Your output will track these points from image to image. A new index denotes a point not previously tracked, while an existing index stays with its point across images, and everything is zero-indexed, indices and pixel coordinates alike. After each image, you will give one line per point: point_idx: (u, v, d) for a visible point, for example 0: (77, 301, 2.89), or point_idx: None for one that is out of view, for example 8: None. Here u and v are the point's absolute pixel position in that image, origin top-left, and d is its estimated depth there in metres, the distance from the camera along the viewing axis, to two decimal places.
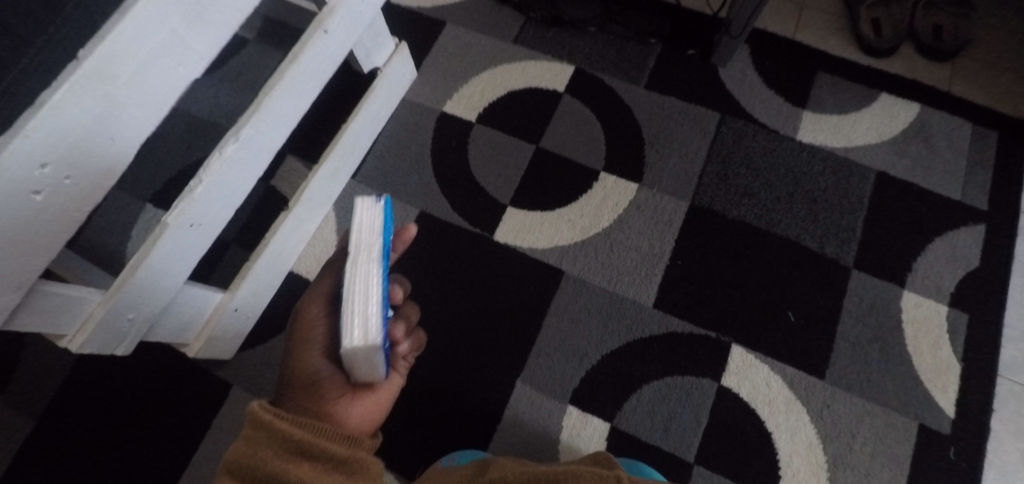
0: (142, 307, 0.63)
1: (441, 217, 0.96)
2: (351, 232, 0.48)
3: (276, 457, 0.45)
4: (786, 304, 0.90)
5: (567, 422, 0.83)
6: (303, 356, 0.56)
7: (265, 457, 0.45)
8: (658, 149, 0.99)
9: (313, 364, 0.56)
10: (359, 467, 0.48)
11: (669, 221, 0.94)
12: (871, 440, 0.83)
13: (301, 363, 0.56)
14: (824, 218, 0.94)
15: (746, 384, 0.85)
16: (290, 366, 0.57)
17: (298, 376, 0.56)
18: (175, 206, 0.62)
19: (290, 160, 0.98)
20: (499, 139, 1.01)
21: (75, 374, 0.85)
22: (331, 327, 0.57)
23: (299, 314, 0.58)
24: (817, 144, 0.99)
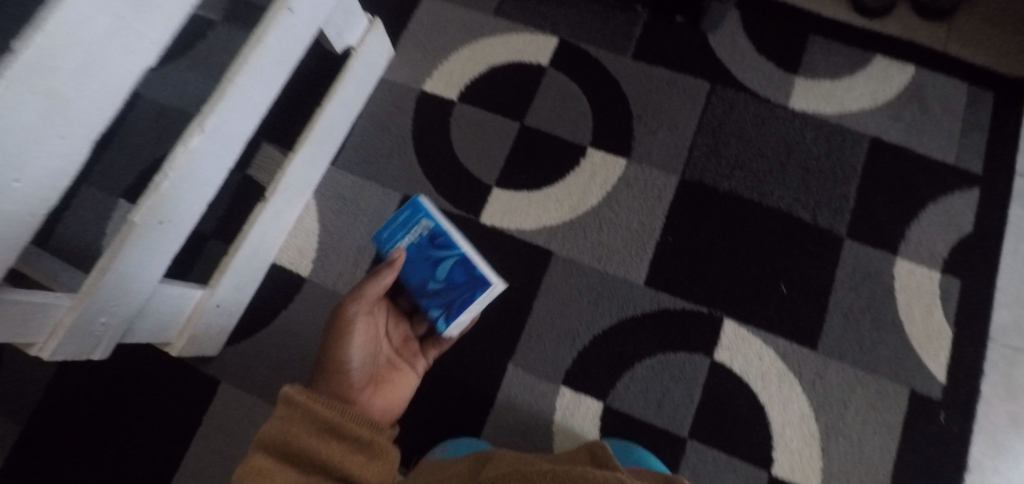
0: (115, 309, 0.61)
1: (425, 201, 0.93)
2: (437, 223, 0.76)
3: (301, 435, 0.51)
4: (778, 277, 0.89)
5: (560, 404, 0.83)
6: (341, 346, 0.70)
7: (296, 432, 0.51)
8: (646, 122, 0.96)
9: (348, 354, 0.70)
10: (376, 449, 0.55)
11: (659, 196, 0.92)
12: (864, 409, 0.83)
13: (340, 352, 0.70)
14: (816, 187, 0.93)
15: (739, 358, 0.85)
16: (328, 352, 0.70)
17: (335, 362, 0.69)
18: (142, 203, 0.58)
19: (265, 147, 0.94)
20: (482, 118, 0.97)
21: (59, 377, 0.84)
22: (367, 326, 0.72)
23: (340, 310, 0.71)
24: (809, 111, 0.97)
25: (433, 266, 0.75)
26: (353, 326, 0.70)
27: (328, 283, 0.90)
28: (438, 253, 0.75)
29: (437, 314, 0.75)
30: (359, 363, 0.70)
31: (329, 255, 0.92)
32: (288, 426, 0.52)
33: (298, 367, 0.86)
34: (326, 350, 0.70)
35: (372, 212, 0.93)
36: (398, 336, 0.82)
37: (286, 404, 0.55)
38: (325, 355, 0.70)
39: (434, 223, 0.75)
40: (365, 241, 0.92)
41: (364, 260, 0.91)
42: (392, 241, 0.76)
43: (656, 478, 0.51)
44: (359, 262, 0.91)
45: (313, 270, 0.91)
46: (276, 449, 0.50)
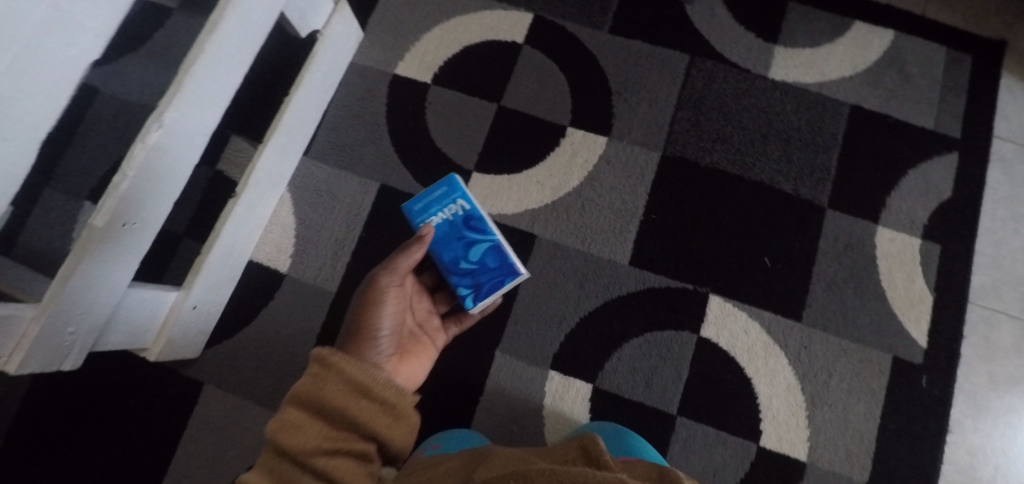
0: (83, 318, 0.59)
1: (404, 189, 0.91)
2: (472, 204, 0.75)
3: (333, 393, 0.53)
4: (762, 250, 0.88)
5: (550, 387, 0.83)
6: (372, 312, 0.68)
7: (330, 390, 0.53)
8: (626, 99, 0.94)
9: (378, 321, 0.68)
10: (402, 415, 0.56)
11: (641, 174, 0.91)
12: (848, 376, 0.84)
13: (370, 318, 0.68)
14: (797, 158, 0.92)
15: (725, 333, 0.85)
16: (358, 319, 0.68)
17: (364, 328, 0.67)
18: (102, 206, 0.56)
19: (235, 141, 0.91)
20: (458, 100, 0.94)
21: (37, 388, 0.82)
22: (399, 296, 0.71)
23: (374, 278, 0.70)
24: (789, 80, 0.95)
25: (467, 246, 0.73)
26: (385, 294, 0.69)
27: (308, 278, 0.88)
28: (472, 234, 0.74)
29: (465, 293, 0.73)
30: (389, 331, 0.68)
31: (307, 248, 0.89)
32: (321, 385, 0.53)
33: (282, 364, 0.85)
34: (357, 315, 0.69)
35: (349, 203, 0.91)
36: (422, 310, 0.80)
37: (320, 360, 0.55)
38: (355, 321, 0.68)
39: (470, 204, 0.74)
40: (344, 233, 0.90)
41: (343, 253, 0.89)
42: (425, 216, 0.75)
43: (652, 470, 0.52)
44: (339, 254, 0.89)
45: (292, 265, 0.89)
46: (310, 404, 0.53)
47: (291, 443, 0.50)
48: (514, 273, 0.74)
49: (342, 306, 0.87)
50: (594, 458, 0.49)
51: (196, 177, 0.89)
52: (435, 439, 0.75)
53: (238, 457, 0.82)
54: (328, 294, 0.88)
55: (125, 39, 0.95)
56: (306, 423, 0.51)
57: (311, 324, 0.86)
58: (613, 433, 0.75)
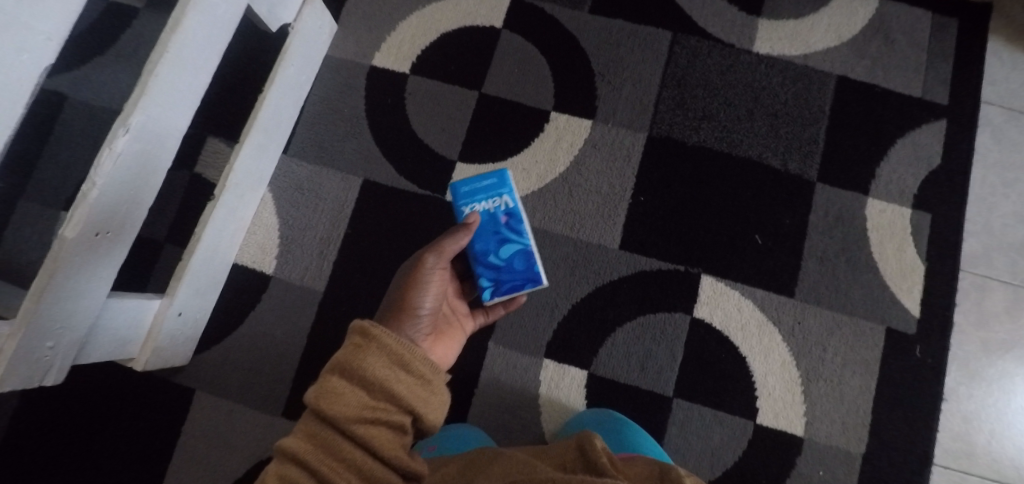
0: (63, 331, 0.58)
1: (387, 183, 0.89)
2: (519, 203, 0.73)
3: (373, 365, 0.52)
4: (753, 227, 0.88)
5: (545, 376, 0.83)
6: (414, 291, 0.66)
7: (371, 363, 0.52)
8: (609, 80, 0.93)
9: (420, 300, 0.65)
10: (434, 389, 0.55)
11: (628, 156, 0.90)
12: (842, 350, 0.84)
13: (412, 296, 0.65)
14: (785, 132, 0.91)
15: (719, 313, 0.84)
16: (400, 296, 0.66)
17: (406, 305, 0.65)
18: (71, 216, 0.54)
19: (212, 142, 0.89)
20: (438, 90, 0.92)
21: (25, 403, 0.81)
22: (442, 278, 0.68)
23: (419, 257, 0.68)
24: (774, 54, 0.94)
25: (500, 242, 0.71)
26: (430, 275, 0.67)
27: (295, 278, 0.87)
28: (506, 231, 0.72)
29: (483, 285, 0.71)
30: (431, 309, 0.66)
31: (292, 248, 0.88)
32: (362, 355, 0.52)
33: (274, 366, 0.84)
34: (398, 292, 0.66)
35: (332, 200, 0.89)
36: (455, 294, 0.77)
37: (359, 331, 0.54)
38: (397, 298, 0.66)
39: (515, 202, 0.72)
40: (329, 231, 0.88)
41: (330, 251, 0.88)
42: (469, 201, 0.73)
43: (653, 467, 0.50)
44: (325, 252, 0.88)
45: (278, 266, 0.87)
46: (349, 374, 0.51)
47: (333, 411, 0.49)
48: (534, 282, 0.72)
49: (331, 305, 0.86)
50: (593, 465, 0.47)
51: (174, 182, 0.87)
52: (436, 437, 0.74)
53: (234, 462, 0.81)
54: (315, 293, 0.86)
55: (92, 43, 0.92)
56: (345, 391, 0.50)
57: (300, 325, 0.85)
58: (611, 422, 0.75)
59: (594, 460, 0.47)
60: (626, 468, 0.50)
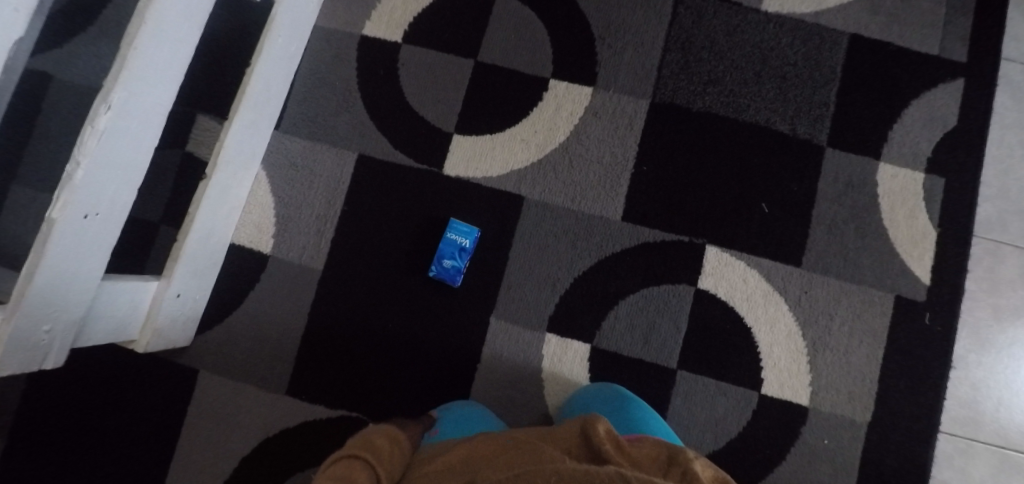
0: (58, 314, 0.57)
1: (383, 158, 0.87)
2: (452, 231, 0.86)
3: (394, 430, 0.59)
4: (760, 195, 0.85)
5: (547, 350, 0.82)
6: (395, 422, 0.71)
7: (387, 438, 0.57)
8: (610, 45, 0.89)
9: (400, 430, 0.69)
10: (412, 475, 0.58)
11: (630, 124, 0.87)
12: (849, 319, 0.82)
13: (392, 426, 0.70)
14: (793, 95, 0.87)
15: (724, 283, 0.83)
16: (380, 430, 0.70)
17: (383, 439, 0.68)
18: (57, 197, 0.53)
19: (201, 119, 0.87)
20: (432, 58, 0.89)
21: (32, 387, 0.81)
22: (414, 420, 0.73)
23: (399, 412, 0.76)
24: (784, 12, 0.89)
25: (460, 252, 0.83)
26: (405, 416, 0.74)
27: (292, 256, 0.86)
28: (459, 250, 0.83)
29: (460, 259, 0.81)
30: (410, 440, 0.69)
31: (289, 226, 0.87)
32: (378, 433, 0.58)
33: (276, 346, 0.84)
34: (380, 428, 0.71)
35: (327, 176, 0.87)
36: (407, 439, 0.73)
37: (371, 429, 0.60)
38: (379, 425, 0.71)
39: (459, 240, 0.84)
40: (325, 208, 0.87)
41: (327, 228, 0.86)
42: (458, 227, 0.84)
43: (661, 449, 0.49)
44: (322, 230, 0.86)
45: (275, 245, 0.86)
46: (379, 430, 0.58)
47: (369, 441, 0.54)
48: (447, 280, 0.81)
49: (330, 283, 0.85)
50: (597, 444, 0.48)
51: (166, 162, 0.86)
52: (449, 408, 0.75)
53: (241, 440, 0.82)
54: (314, 271, 0.85)
55: (73, 18, 0.89)
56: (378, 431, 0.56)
57: (300, 304, 0.85)
58: (615, 398, 0.75)
59: (600, 444, 0.48)
60: (633, 448, 0.50)
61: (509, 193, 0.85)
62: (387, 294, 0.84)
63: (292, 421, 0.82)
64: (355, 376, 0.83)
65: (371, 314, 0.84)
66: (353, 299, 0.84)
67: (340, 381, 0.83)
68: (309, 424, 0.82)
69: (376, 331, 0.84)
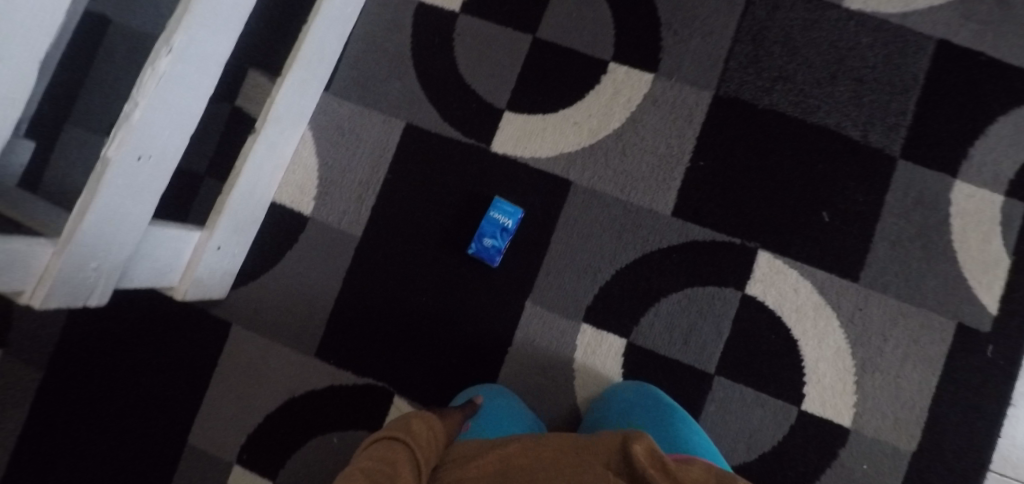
0: (105, 254, 0.59)
1: (431, 129, 0.85)
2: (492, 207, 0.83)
3: (433, 416, 0.59)
4: (820, 203, 0.80)
5: (582, 341, 0.80)
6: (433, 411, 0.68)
7: (422, 422, 0.56)
8: (677, 31, 0.84)
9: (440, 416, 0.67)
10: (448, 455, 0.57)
11: (690, 116, 0.83)
12: (904, 342, 0.78)
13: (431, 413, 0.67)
14: (869, 100, 0.82)
15: (773, 291, 0.79)
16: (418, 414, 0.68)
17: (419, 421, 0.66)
18: (114, 135, 0.54)
19: (253, 74, 0.86)
20: (490, 31, 0.86)
21: (71, 324, 0.83)
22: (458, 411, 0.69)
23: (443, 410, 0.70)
24: (867, 11, 0.83)
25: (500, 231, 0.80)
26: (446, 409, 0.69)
27: (332, 221, 0.85)
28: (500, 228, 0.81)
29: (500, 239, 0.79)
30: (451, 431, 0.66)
31: (331, 190, 0.86)
32: (412, 419, 0.57)
33: (308, 308, 0.84)
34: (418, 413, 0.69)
35: (374, 142, 0.86)
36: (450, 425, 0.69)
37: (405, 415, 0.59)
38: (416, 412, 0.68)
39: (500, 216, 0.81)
40: (369, 175, 0.85)
41: (369, 196, 0.85)
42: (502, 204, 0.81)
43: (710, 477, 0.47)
44: (364, 197, 0.85)
45: (315, 208, 0.85)
46: (417, 418, 0.57)
47: (408, 424, 0.55)
48: (486, 260, 0.80)
49: (367, 251, 0.84)
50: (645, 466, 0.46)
51: (216, 115, 0.86)
52: (496, 396, 0.74)
53: (267, 397, 0.82)
54: (352, 238, 0.84)
55: None
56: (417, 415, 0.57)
57: (335, 269, 0.84)
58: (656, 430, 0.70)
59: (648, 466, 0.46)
60: (681, 470, 0.48)
61: (556, 177, 0.82)
62: (423, 268, 0.83)
63: (319, 384, 0.82)
64: (384, 347, 0.82)
65: (405, 286, 0.83)
66: (389, 270, 0.83)
67: (369, 350, 0.82)
68: (335, 389, 0.82)
69: (409, 304, 0.83)
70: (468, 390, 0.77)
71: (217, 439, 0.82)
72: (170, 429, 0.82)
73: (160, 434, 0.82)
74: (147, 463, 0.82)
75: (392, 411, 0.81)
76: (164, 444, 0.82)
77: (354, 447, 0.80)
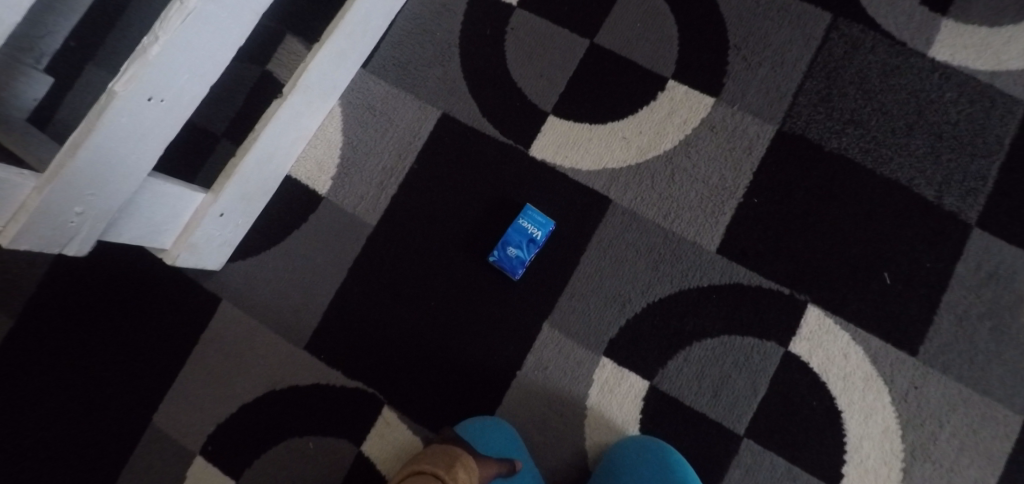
0: (93, 199, 0.53)
1: (468, 123, 0.79)
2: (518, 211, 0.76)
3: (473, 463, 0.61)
4: (882, 264, 0.73)
5: (599, 376, 0.72)
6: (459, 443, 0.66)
7: (463, 469, 0.59)
8: (745, 56, 0.78)
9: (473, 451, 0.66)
10: None
11: (749, 148, 0.76)
12: (961, 432, 0.68)
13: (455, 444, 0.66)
14: (946, 159, 0.75)
15: (819, 353, 0.71)
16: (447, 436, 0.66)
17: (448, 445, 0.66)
18: (125, 69, 0.49)
19: (290, 40, 0.81)
20: (545, 29, 0.81)
21: (53, 273, 0.76)
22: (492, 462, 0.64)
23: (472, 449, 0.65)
24: (954, 64, 0.77)
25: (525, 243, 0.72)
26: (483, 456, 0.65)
27: (347, 205, 0.79)
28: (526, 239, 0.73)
29: (523, 255, 0.72)
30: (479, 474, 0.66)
31: (351, 172, 0.79)
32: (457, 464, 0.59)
33: (305, 295, 0.77)
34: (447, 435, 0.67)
35: (405, 128, 0.80)
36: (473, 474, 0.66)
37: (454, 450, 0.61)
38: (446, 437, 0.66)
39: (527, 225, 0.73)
40: (394, 162, 0.79)
41: (390, 184, 0.79)
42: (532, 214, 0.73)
43: None
44: (385, 184, 0.79)
45: (332, 188, 0.79)
46: (462, 462, 0.59)
47: (454, 471, 0.57)
48: (507, 271, 0.72)
49: (380, 243, 0.77)
50: None
51: (244, 76, 0.81)
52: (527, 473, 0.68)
53: (246, 386, 0.75)
54: (365, 226, 0.78)
55: None
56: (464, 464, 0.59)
57: (342, 257, 0.77)
58: None
59: None
60: None
61: (595, 193, 0.76)
62: (437, 270, 0.76)
63: (303, 380, 0.74)
64: (383, 350, 0.74)
65: (415, 288, 0.76)
66: (399, 268, 0.76)
67: (364, 351, 0.75)
68: (321, 389, 0.74)
69: (415, 307, 0.75)
70: (505, 431, 0.69)
71: (183, 424, 0.74)
72: (136, 407, 0.75)
73: (124, 410, 0.75)
74: (102, 440, 0.74)
75: (379, 422, 0.73)
76: (125, 422, 0.74)
77: (332, 456, 0.72)
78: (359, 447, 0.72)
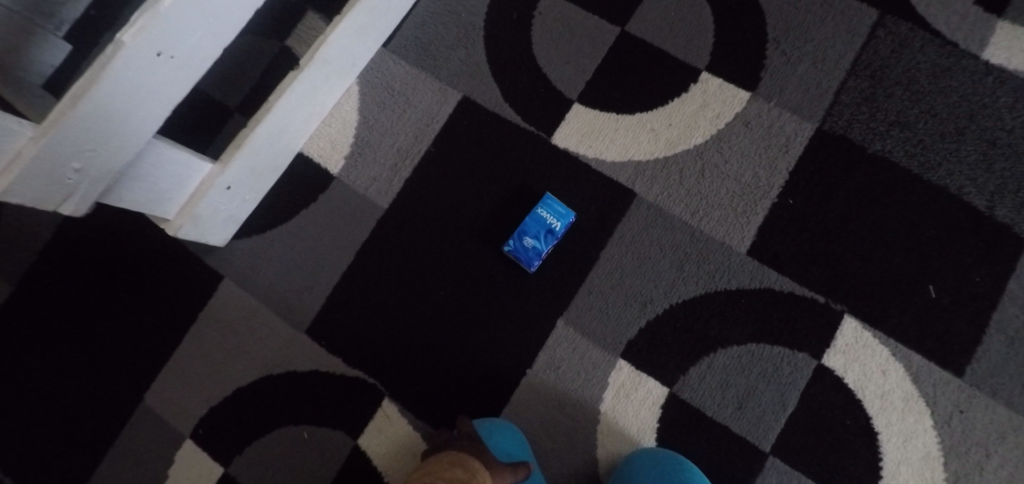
0: (93, 156, 0.50)
1: (489, 108, 0.76)
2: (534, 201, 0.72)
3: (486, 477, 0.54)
4: (927, 277, 0.67)
5: (616, 380, 0.67)
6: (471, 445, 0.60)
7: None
8: (785, 51, 0.74)
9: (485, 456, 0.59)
10: None
11: (785, 145, 0.72)
12: (1011, 463, 0.62)
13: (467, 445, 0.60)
14: (1000, 168, 0.69)
15: (855, 368, 0.65)
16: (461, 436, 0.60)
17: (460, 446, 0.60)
18: (135, 19, 0.46)
19: (311, 16, 0.79)
20: (574, 15, 0.77)
21: (54, 241, 0.74)
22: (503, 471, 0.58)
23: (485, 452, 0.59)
24: (1009, 68, 0.72)
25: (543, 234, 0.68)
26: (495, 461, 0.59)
27: (359, 186, 0.76)
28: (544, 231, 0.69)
29: (538, 247, 0.67)
30: None
31: (366, 153, 0.76)
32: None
33: (310, 278, 0.73)
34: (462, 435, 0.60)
35: (423, 110, 0.77)
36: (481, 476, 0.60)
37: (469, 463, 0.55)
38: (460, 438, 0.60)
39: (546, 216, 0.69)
40: (410, 144, 0.76)
41: (405, 167, 0.75)
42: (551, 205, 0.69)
43: None
44: (400, 167, 0.76)
45: (344, 169, 0.76)
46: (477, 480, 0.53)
47: None
48: (522, 262, 0.68)
49: (391, 228, 0.74)
50: None
51: (262, 50, 0.78)
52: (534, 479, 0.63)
53: (243, 369, 0.71)
54: (376, 209, 0.75)
55: None
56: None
57: (350, 240, 0.74)
58: None
59: None
60: None
61: (619, 185, 0.72)
62: (449, 259, 0.72)
63: (303, 366, 0.71)
64: (388, 340, 0.71)
65: (424, 276, 0.72)
66: (409, 255, 0.73)
67: (367, 340, 0.71)
68: (320, 376, 0.70)
69: (423, 296, 0.72)
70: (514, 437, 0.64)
71: (175, 405, 0.71)
72: (128, 385, 0.72)
73: (116, 386, 0.71)
74: (91, 417, 0.71)
75: (379, 415, 0.69)
76: (116, 400, 0.71)
77: (327, 448, 0.68)
78: (357, 441, 0.68)
